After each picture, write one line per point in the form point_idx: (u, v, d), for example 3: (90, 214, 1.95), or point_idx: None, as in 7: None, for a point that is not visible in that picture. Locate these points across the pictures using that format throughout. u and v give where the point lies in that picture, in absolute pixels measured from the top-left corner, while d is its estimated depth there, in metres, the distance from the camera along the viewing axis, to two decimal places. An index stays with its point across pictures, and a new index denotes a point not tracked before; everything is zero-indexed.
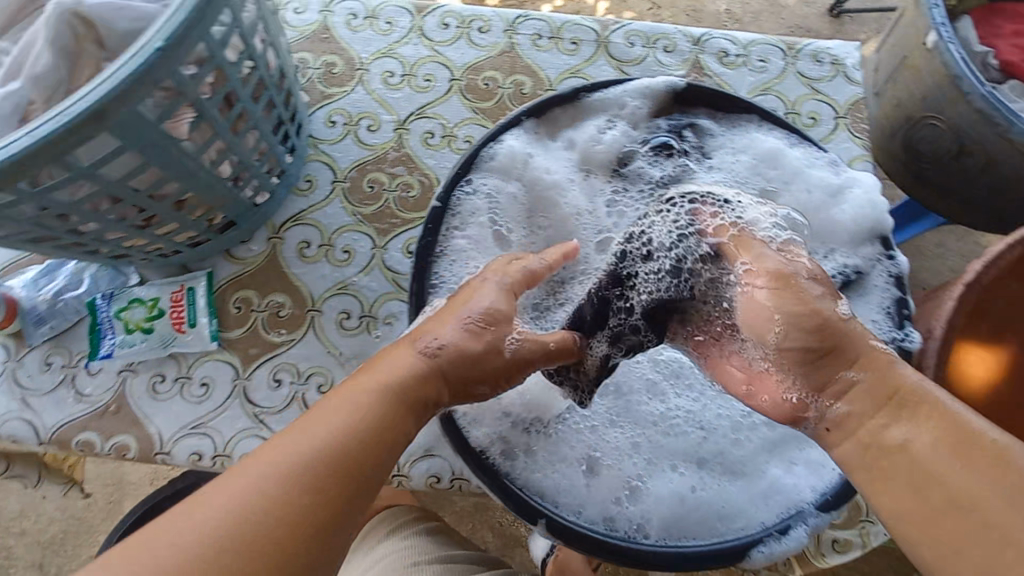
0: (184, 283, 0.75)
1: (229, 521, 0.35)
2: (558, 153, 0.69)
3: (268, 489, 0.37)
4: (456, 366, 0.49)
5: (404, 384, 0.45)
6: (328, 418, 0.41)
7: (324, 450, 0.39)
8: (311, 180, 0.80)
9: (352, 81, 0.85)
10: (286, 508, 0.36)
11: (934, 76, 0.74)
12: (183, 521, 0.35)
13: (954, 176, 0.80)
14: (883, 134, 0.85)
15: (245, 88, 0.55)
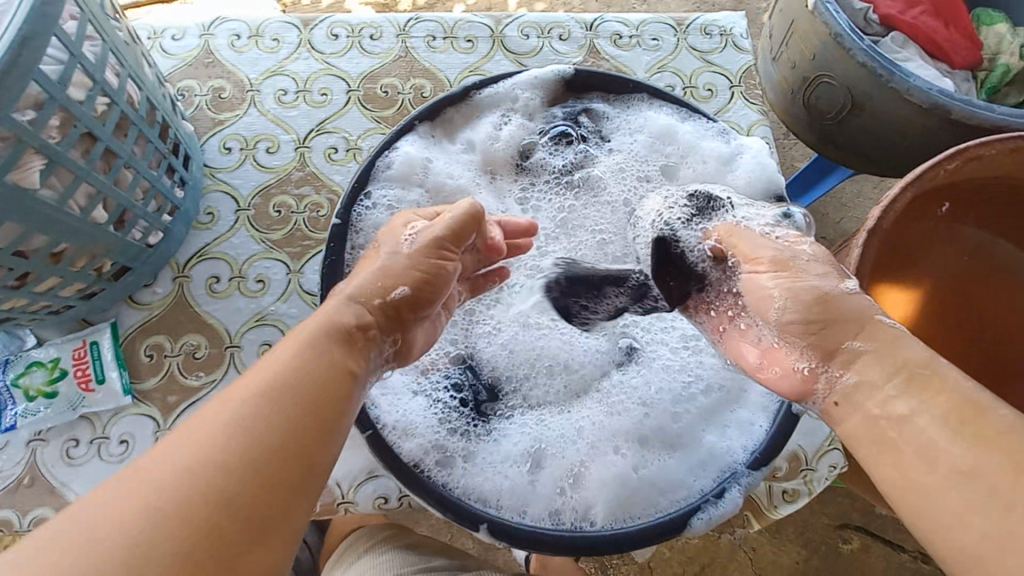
0: (86, 337, 0.70)
1: (171, 508, 0.31)
2: (458, 155, 0.68)
3: (204, 454, 0.34)
4: (374, 282, 0.48)
5: (331, 325, 0.44)
6: (266, 379, 0.38)
7: (262, 398, 0.37)
8: (212, 213, 0.77)
9: (244, 103, 0.82)
10: (231, 459, 0.34)
11: (820, 36, 0.78)
12: (114, 497, 0.31)
13: (853, 132, 0.83)
14: (781, 93, 0.88)
15: (105, 126, 0.54)
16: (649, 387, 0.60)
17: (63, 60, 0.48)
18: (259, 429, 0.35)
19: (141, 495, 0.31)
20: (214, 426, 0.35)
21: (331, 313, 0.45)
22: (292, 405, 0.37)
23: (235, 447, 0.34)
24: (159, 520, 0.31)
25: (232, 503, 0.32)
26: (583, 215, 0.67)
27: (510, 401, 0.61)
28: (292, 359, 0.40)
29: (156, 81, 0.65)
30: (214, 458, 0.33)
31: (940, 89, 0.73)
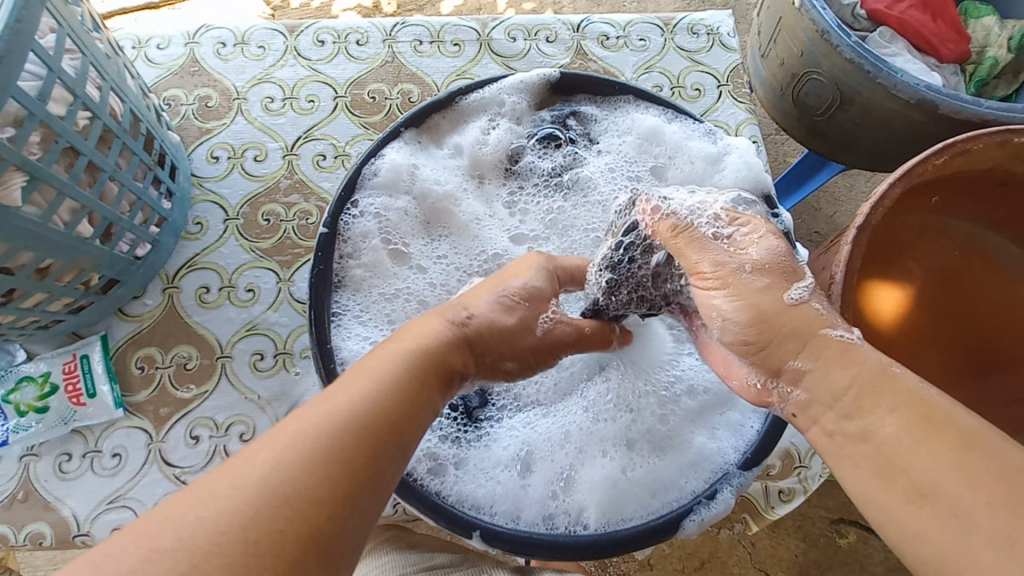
0: (76, 351, 0.70)
1: (260, 523, 0.29)
2: (445, 160, 0.68)
3: (297, 464, 0.32)
4: (491, 341, 0.46)
5: (431, 350, 0.42)
6: (359, 396, 0.36)
7: (355, 414, 0.35)
8: (201, 223, 0.76)
9: (231, 112, 0.82)
10: (322, 474, 0.32)
11: (806, 33, 0.78)
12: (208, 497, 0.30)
13: (842, 128, 0.83)
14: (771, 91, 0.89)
15: (88, 140, 0.54)
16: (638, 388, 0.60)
17: (42, 75, 0.48)
18: (338, 434, 0.33)
19: (221, 501, 0.29)
20: (294, 431, 0.33)
21: (437, 345, 0.42)
22: (371, 412, 0.35)
23: (313, 452, 0.32)
24: (236, 532, 0.29)
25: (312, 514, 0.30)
26: (572, 214, 0.67)
27: (500, 404, 0.60)
28: (371, 370, 0.38)
29: (140, 92, 0.65)
30: (292, 463, 0.31)
31: (927, 84, 0.74)
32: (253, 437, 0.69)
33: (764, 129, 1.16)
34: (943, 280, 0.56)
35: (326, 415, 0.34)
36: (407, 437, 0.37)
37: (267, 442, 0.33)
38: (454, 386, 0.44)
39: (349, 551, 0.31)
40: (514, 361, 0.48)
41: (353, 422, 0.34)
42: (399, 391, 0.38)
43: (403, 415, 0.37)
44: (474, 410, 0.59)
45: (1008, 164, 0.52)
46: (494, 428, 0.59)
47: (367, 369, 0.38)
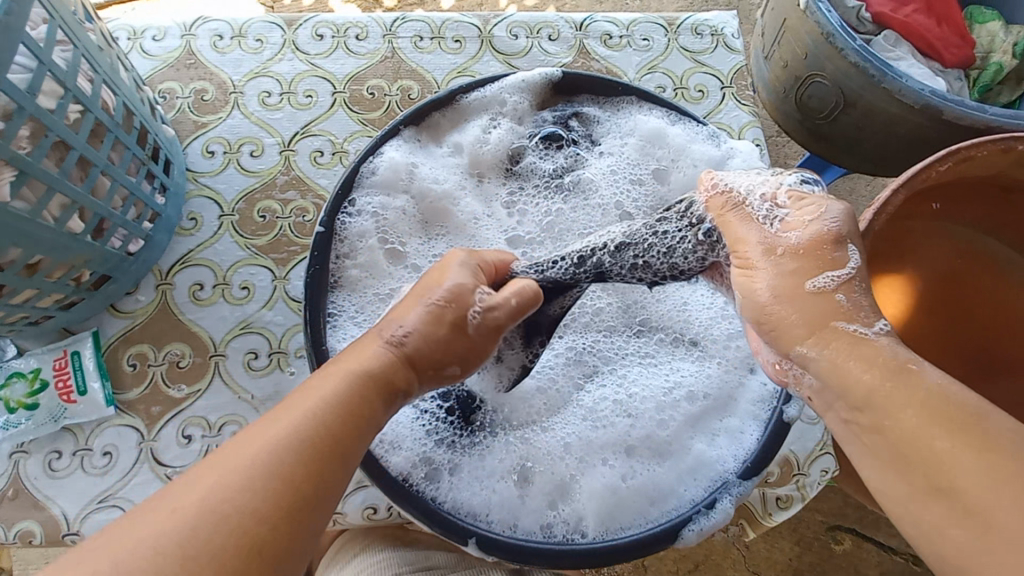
0: (67, 347, 0.69)
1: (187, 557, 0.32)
2: (445, 159, 0.67)
3: (225, 500, 0.34)
4: (430, 354, 0.46)
5: (370, 371, 0.42)
6: (292, 426, 0.38)
7: (286, 445, 0.37)
8: (195, 218, 0.75)
9: (227, 106, 0.80)
10: (248, 510, 0.34)
11: (810, 35, 0.77)
12: (142, 530, 0.33)
13: (845, 131, 0.83)
14: (777, 93, 0.88)
15: (79, 134, 0.52)
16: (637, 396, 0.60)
17: (33, 69, 0.47)
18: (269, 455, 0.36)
19: (165, 520, 0.33)
20: (231, 455, 0.36)
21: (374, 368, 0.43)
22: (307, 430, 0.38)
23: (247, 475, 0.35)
24: (178, 550, 0.32)
25: (246, 529, 0.34)
26: (570, 217, 0.66)
27: (495, 409, 0.59)
28: (312, 391, 0.40)
29: (133, 85, 0.63)
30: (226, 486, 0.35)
31: (931, 89, 0.73)
32: None
33: (765, 131, 1.15)
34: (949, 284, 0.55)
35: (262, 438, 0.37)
36: (346, 451, 0.39)
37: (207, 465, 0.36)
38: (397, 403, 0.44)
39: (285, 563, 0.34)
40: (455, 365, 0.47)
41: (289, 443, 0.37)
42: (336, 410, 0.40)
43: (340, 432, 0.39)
44: (472, 414, 0.58)
45: (1011, 170, 0.49)
46: (489, 436, 0.58)
47: (304, 397, 0.40)
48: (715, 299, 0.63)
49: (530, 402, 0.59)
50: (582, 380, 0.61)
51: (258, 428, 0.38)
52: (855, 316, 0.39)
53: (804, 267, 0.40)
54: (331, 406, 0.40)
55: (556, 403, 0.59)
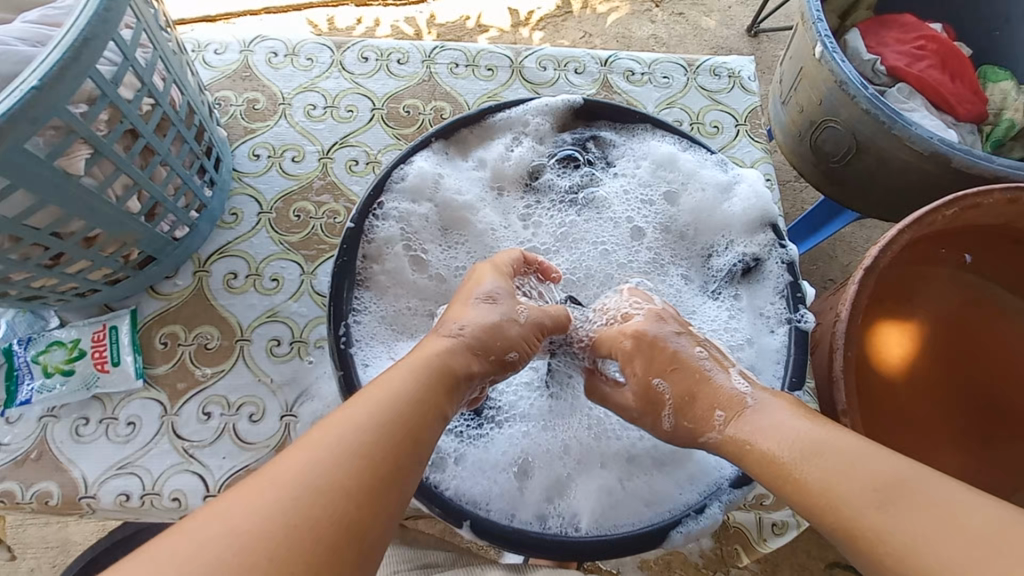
0: (106, 321, 0.73)
1: (308, 506, 0.34)
2: (468, 171, 0.72)
3: (332, 464, 0.36)
4: (512, 335, 0.52)
5: (450, 361, 0.47)
6: (383, 402, 0.41)
7: (383, 416, 0.40)
8: (236, 214, 0.81)
9: (275, 115, 0.88)
10: (348, 470, 0.36)
11: (827, 83, 0.90)
12: (257, 494, 0.34)
13: (861, 174, 0.94)
14: (796, 137, 1.02)
15: (148, 125, 0.58)
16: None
17: (117, 62, 0.51)
18: (315, 512, 0.33)
19: (281, 482, 0.34)
20: (326, 433, 0.38)
21: (415, 385, 0.43)
22: (340, 487, 0.35)
23: (289, 532, 0.32)
24: (301, 504, 0.34)
25: (327, 538, 0.33)
26: (583, 228, 0.70)
27: (503, 406, 0.62)
28: (332, 430, 0.38)
29: (196, 86, 0.70)
30: (246, 551, 0.31)
31: (940, 138, 0.83)
32: (263, 418, 0.72)
33: None
34: (930, 327, 0.67)
35: (330, 443, 0.37)
36: (419, 451, 0.40)
37: (295, 449, 0.37)
38: (461, 390, 0.47)
39: (387, 517, 0.36)
40: (516, 351, 0.52)
41: (326, 512, 0.34)
42: (372, 459, 0.37)
43: (380, 480, 0.37)
44: (481, 407, 0.61)
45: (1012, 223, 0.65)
46: (497, 429, 0.60)
47: (390, 378, 0.44)
48: (720, 312, 0.67)
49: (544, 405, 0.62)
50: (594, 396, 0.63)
51: (277, 472, 0.35)
52: (703, 427, 0.51)
53: (652, 412, 0.53)
54: (378, 433, 0.39)
55: (559, 411, 0.62)
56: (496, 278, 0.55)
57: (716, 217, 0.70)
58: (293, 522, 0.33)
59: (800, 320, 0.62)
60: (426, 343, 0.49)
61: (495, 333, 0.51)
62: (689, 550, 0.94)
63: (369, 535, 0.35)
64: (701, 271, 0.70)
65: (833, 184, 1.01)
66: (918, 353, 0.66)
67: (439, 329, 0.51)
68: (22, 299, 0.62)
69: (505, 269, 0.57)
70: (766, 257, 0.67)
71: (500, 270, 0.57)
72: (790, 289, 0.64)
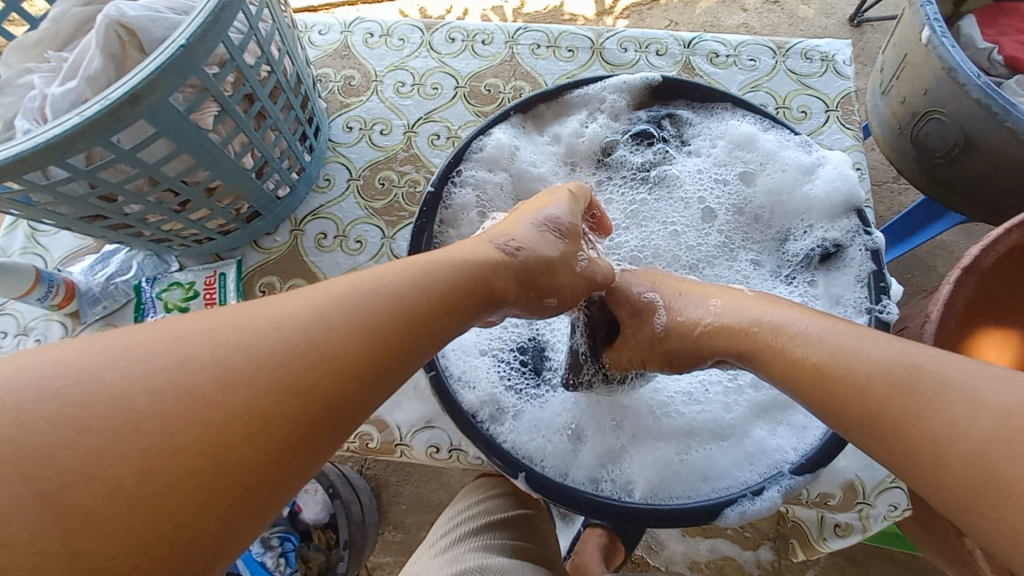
0: (216, 268, 0.83)
1: (303, 352, 0.35)
2: (545, 146, 0.74)
3: (335, 322, 0.38)
4: (560, 280, 0.56)
5: (476, 267, 0.49)
6: (398, 285, 0.43)
7: (393, 296, 0.42)
8: (330, 179, 0.88)
9: (368, 91, 0.94)
10: (347, 338, 0.37)
11: (933, 70, 0.84)
12: (262, 323, 0.36)
13: (970, 171, 0.87)
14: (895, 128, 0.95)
15: (264, 89, 0.65)
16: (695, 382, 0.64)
17: (244, 32, 0.58)
18: (305, 364, 0.35)
19: (286, 321, 0.36)
20: (336, 291, 0.40)
21: (425, 291, 0.44)
22: (334, 360, 0.36)
23: (277, 370, 0.34)
24: (299, 347, 0.35)
25: (311, 394, 0.34)
26: (653, 207, 0.71)
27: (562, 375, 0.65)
28: (342, 294, 0.40)
29: (303, 58, 0.77)
30: (228, 369, 0.32)
31: None
32: None
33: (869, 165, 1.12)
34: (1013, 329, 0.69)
35: (339, 302, 0.39)
36: (418, 350, 0.42)
37: (305, 295, 0.39)
38: (493, 304, 0.51)
39: (374, 397, 0.38)
40: (554, 299, 0.56)
41: (316, 367, 0.35)
42: (375, 336, 0.39)
43: (377, 361, 0.38)
44: (542, 369, 0.65)
45: None
46: (556, 396, 0.63)
47: (411, 261, 0.46)
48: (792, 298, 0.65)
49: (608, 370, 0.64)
50: None
51: (282, 311, 0.37)
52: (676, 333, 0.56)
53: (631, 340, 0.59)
54: (387, 314, 0.41)
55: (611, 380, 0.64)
56: (567, 212, 0.59)
57: (796, 201, 0.68)
58: (284, 362, 0.34)
59: (883, 311, 0.58)
60: (481, 249, 0.52)
61: (546, 267, 0.55)
62: (745, 558, 0.95)
63: (350, 412, 0.36)
64: (775, 255, 0.69)
65: (937, 183, 0.94)
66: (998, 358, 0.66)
67: (495, 235, 0.55)
68: (152, 240, 0.72)
69: (578, 204, 0.61)
70: (848, 243, 0.64)
71: (575, 204, 0.61)
72: (873, 277, 0.61)
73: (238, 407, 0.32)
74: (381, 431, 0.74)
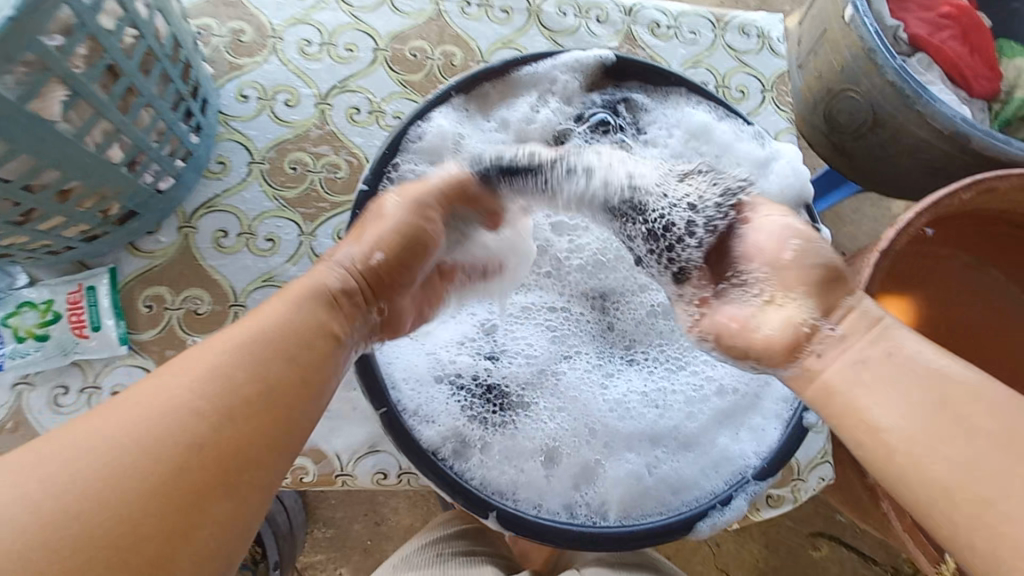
0: (81, 281, 0.67)
1: (156, 440, 0.34)
2: (490, 132, 0.65)
3: (197, 397, 0.36)
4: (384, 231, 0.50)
5: (332, 286, 0.46)
6: (261, 329, 0.40)
7: (265, 345, 0.40)
8: (224, 162, 0.73)
9: (265, 50, 0.77)
10: (211, 407, 0.36)
11: (851, 48, 0.78)
12: (113, 417, 0.35)
13: (874, 153, 0.84)
14: (806, 104, 0.89)
15: (130, 59, 0.50)
16: (663, 388, 0.62)
17: None
18: (164, 450, 0.34)
19: (141, 409, 0.35)
20: (196, 359, 0.38)
21: (304, 320, 0.43)
22: (193, 437, 0.35)
23: (132, 464, 0.33)
24: (153, 435, 0.34)
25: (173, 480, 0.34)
26: None
27: (522, 394, 0.60)
28: (202, 365, 0.38)
29: (180, 11, 0.60)
30: (94, 476, 0.32)
31: (963, 116, 0.74)
32: None
33: None
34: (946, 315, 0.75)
35: (198, 368, 0.37)
36: (304, 394, 0.40)
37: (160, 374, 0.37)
38: (343, 305, 0.46)
39: (259, 462, 0.37)
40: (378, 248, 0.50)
41: (177, 450, 0.34)
42: (243, 394, 0.37)
43: (252, 421, 0.37)
44: (497, 395, 0.59)
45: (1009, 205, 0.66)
46: (521, 417, 0.58)
47: (279, 300, 0.44)
48: None
49: (585, 374, 0.62)
50: (607, 375, 0.62)
51: (135, 397, 0.36)
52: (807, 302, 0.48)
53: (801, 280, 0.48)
54: (258, 367, 0.39)
55: (569, 393, 0.60)
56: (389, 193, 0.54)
57: None
58: (138, 454, 0.33)
59: None
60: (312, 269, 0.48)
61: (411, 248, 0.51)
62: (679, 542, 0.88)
63: (229, 485, 0.35)
64: None
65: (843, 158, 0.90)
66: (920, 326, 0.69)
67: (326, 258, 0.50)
68: None
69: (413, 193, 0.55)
70: None
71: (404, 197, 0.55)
72: None
73: (143, 470, 0.33)
74: (318, 463, 0.65)
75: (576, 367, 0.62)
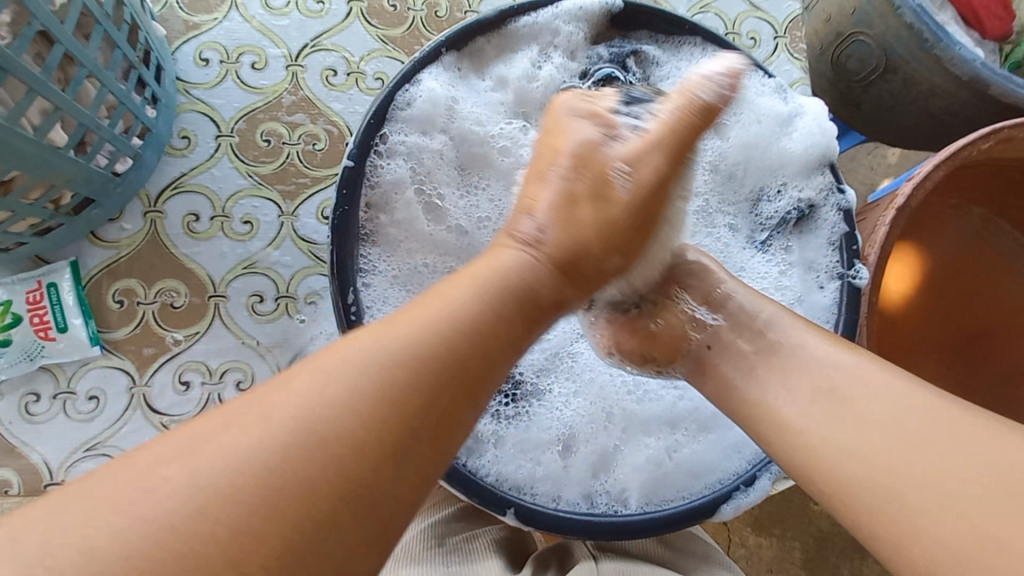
0: (41, 278, 0.61)
1: (287, 471, 0.27)
2: (485, 94, 0.58)
3: (339, 415, 0.28)
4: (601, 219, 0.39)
5: (510, 280, 0.36)
6: (418, 334, 0.32)
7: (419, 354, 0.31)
8: (188, 136, 0.66)
9: (224, 5, 0.68)
10: (357, 431, 0.28)
11: None
12: (225, 434, 0.27)
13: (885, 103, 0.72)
14: (812, 51, 0.76)
15: (63, 25, 0.43)
16: None
17: None
18: (292, 484, 0.26)
19: (258, 428, 0.27)
20: (340, 362, 0.30)
21: (472, 327, 0.34)
22: (327, 470, 0.27)
23: (252, 500, 0.26)
24: (270, 464, 0.27)
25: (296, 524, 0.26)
26: None
27: (539, 382, 0.56)
28: (353, 371, 0.30)
29: None
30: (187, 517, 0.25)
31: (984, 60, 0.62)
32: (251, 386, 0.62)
33: None
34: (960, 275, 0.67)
35: (337, 375, 0.30)
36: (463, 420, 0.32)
37: (302, 372, 0.30)
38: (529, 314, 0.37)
39: (397, 506, 0.29)
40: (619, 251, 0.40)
41: (307, 484, 0.27)
42: (386, 415, 0.29)
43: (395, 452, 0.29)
44: (518, 386, 0.55)
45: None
46: (536, 406, 0.55)
47: (439, 295, 0.35)
48: (769, 269, 0.61)
49: None
50: None
51: (266, 402, 0.28)
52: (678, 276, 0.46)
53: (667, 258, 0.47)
54: (410, 382, 0.30)
55: (586, 377, 0.56)
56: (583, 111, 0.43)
57: (772, 155, 0.61)
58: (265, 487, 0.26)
59: (855, 275, 0.56)
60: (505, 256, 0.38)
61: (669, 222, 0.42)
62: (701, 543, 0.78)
63: (359, 538, 0.27)
64: (749, 218, 0.63)
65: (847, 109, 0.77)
66: (925, 289, 0.62)
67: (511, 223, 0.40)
68: None
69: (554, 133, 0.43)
70: (821, 204, 0.59)
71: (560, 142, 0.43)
72: (845, 240, 0.58)
73: (266, 506, 0.26)
74: None
75: (593, 348, 0.58)
